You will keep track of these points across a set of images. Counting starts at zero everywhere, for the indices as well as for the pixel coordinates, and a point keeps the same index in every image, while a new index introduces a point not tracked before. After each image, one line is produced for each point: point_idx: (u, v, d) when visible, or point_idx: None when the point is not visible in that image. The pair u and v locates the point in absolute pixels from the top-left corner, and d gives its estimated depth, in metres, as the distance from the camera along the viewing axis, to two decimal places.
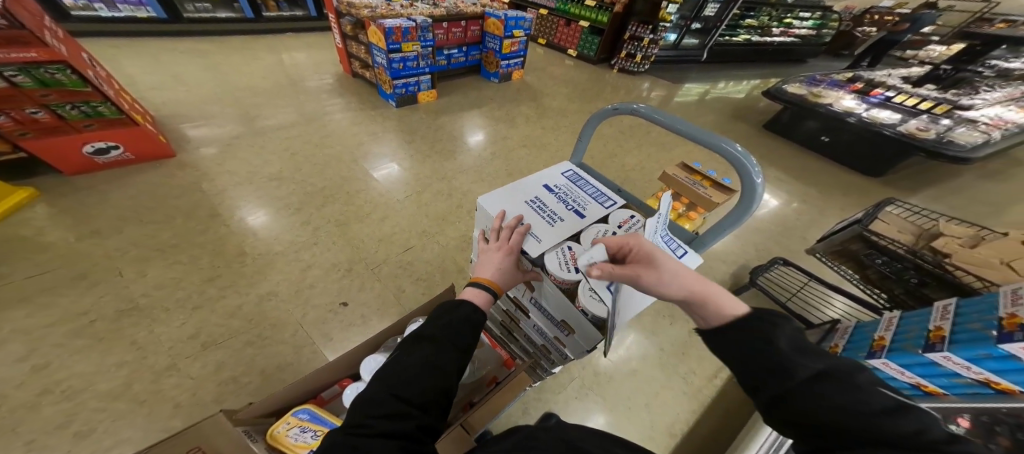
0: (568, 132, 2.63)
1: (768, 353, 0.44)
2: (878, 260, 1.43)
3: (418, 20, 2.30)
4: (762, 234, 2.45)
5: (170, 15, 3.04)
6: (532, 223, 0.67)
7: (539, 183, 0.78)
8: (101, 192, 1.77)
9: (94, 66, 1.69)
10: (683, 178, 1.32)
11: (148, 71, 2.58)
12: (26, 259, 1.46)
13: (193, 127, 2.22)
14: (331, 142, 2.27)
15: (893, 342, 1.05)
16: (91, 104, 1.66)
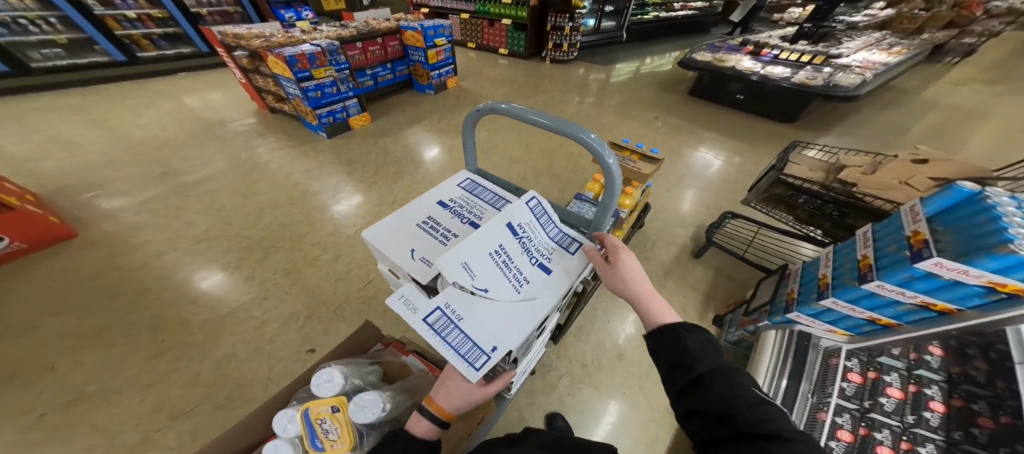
0: (512, 130, 2.64)
1: (679, 350, 0.56)
2: (801, 199, 1.63)
3: (323, 44, 2.16)
4: (710, 193, 2.60)
5: (13, 68, 2.55)
6: (421, 249, 0.57)
7: (432, 199, 0.67)
8: (5, 287, 1.55)
9: None
10: (616, 157, 1.47)
11: (32, 139, 2.26)
12: None
13: (102, 196, 1.99)
14: (264, 187, 2.11)
15: (835, 279, 1.18)
16: None
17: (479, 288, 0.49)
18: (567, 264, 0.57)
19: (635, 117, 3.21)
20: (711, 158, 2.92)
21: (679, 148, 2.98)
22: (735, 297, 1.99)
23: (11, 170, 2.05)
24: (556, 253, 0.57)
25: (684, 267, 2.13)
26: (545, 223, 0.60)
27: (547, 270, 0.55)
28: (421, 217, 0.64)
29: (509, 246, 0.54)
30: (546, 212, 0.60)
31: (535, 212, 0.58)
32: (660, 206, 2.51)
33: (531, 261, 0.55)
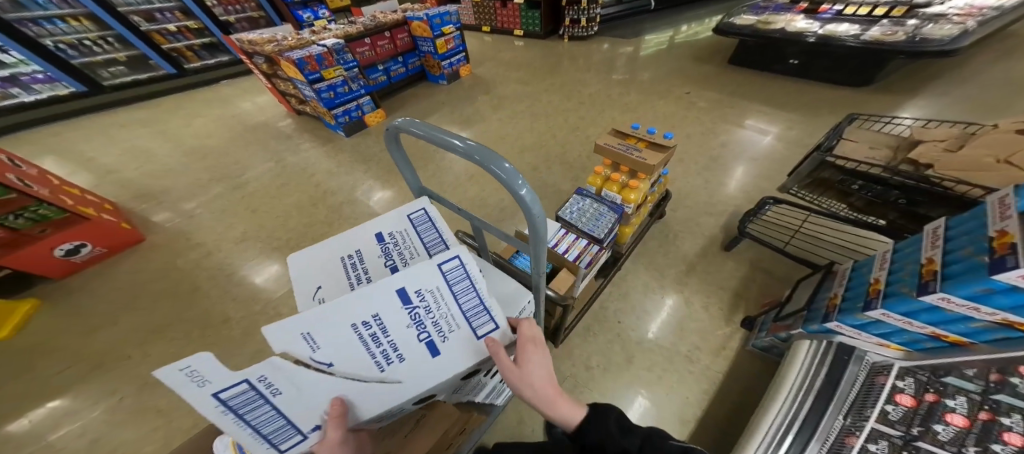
0: (525, 118, 2.55)
1: (607, 434, 0.66)
2: (856, 186, 1.39)
3: (329, 43, 2.15)
4: (750, 176, 2.32)
5: (90, 87, 2.88)
6: (329, 288, 0.60)
7: (370, 229, 0.66)
8: (96, 285, 1.85)
9: (17, 167, 1.67)
10: (617, 147, 1.42)
11: (107, 151, 2.58)
12: (43, 363, 1.55)
13: (164, 203, 2.26)
14: (291, 189, 2.27)
15: (889, 286, 0.98)
16: (30, 209, 1.67)
17: (322, 362, 0.42)
18: (466, 344, 0.49)
19: (663, 95, 2.92)
20: (752, 135, 2.59)
21: (713, 126, 2.68)
22: (770, 295, 1.80)
23: (94, 182, 2.35)
24: (459, 330, 0.49)
25: (711, 262, 1.96)
26: (462, 292, 0.50)
27: (435, 351, 0.47)
28: (349, 249, 0.64)
29: (391, 313, 0.45)
30: (469, 278, 0.50)
31: (449, 277, 0.49)
32: (688, 193, 2.29)
33: (419, 337, 0.47)
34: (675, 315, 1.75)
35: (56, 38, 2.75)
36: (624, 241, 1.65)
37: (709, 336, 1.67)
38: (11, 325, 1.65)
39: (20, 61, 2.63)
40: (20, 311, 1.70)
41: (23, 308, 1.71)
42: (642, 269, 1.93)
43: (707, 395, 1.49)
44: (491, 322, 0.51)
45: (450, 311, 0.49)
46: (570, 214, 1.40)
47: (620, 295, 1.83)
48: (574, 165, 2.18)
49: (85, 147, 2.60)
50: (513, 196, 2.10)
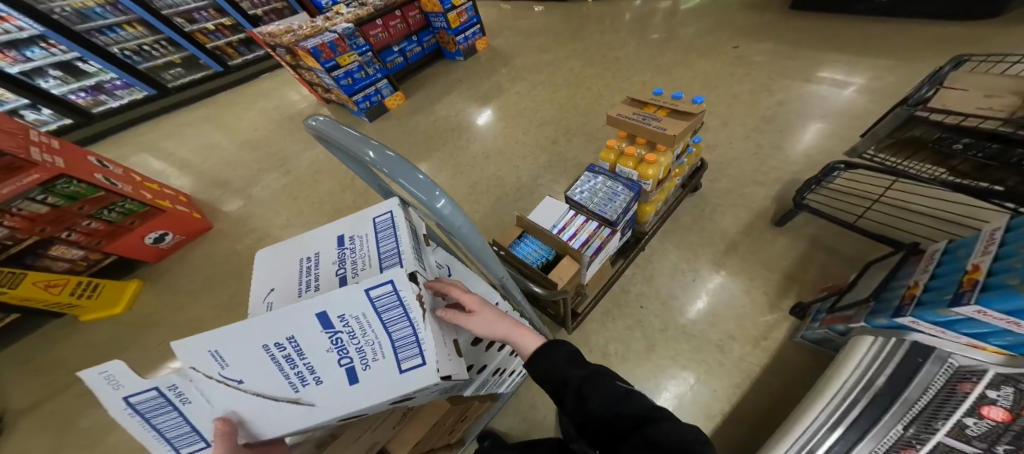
0: (545, 92, 2.45)
1: (557, 369, 0.63)
2: (962, 146, 1.09)
3: (340, 29, 2.18)
4: (810, 140, 1.98)
5: (158, 90, 3.07)
6: (282, 292, 0.57)
7: (334, 232, 0.62)
8: (178, 268, 2.15)
9: (108, 166, 1.90)
10: (632, 117, 1.26)
11: (173, 141, 2.86)
12: (149, 334, 1.87)
13: (219, 193, 2.50)
14: (323, 175, 2.49)
15: (993, 278, 0.75)
16: (119, 205, 1.93)
17: (232, 378, 0.43)
18: (386, 375, 0.49)
19: (705, 53, 2.58)
20: (813, 91, 2.21)
21: (768, 83, 2.31)
22: (830, 276, 1.54)
23: (177, 176, 2.61)
24: (382, 359, 0.48)
25: (756, 239, 1.71)
26: (393, 322, 0.46)
27: (353, 378, 0.48)
28: (310, 252, 0.61)
29: (308, 338, 0.44)
30: (402, 306, 0.45)
31: (377, 302, 0.44)
32: (731, 161, 2.00)
33: (339, 362, 0.47)
34: (708, 299, 1.57)
35: (121, 45, 2.96)
36: (644, 221, 1.52)
37: (748, 323, 1.48)
38: (125, 301, 1.98)
39: (97, 69, 2.88)
40: (130, 289, 2.03)
41: (132, 286, 2.04)
42: (671, 248, 1.75)
43: (742, 387, 1.34)
44: (419, 356, 0.49)
45: (378, 338, 0.46)
46: (580, 195, 1.26)
47: (644, 277, 1.68)
48: (596, 136, 2.09)
49: (161, 144, 2.86)
50: (530, 172, 2.01)
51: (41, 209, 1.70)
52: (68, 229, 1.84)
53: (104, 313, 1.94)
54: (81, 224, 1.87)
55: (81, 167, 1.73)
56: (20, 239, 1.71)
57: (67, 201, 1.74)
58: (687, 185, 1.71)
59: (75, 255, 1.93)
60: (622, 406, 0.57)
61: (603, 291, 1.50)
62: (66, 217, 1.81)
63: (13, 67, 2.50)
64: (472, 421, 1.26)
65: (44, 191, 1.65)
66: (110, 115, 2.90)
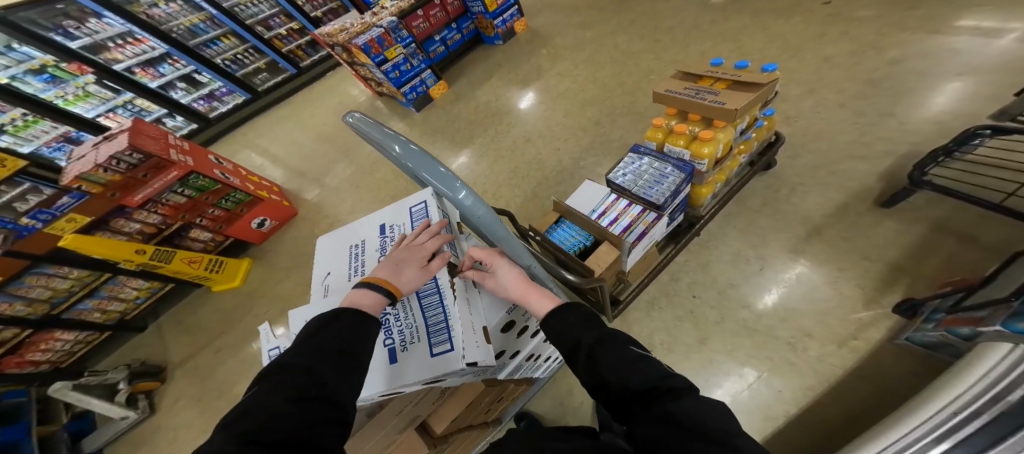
0: (590, 69, 2.30)
1: (566, 328, 0.54)
2: None
3: (385, 23, 2.29)
4: (931, 104, 1.59)
5: (251, 93, 3.55)
6: (337, 275, 0.63)
7: (378, 220, 0.68)
8: (272, 249, 2.54)
9: (221, 163, 2.27)
10: (684, 92, 1.12)
11: (265, 140, 3.32)
12: (256, 303, 2.27)
13: (298, 184, 2.85)
14: (379, 165, 2.71)
15: None
16: (232, 196, 2.31)
17: None
18: (421, 360, 0.53)
19: (789, 9, 2.18)
20: (943, 42, 1.76)
21: (877, 38, 1.89)
22: (954, 270, 1.25)
23: (271, 169, 3.03)
24: (418, 342, 0.54)
25: (849, 225, 1.44)
26: (430, 307, 0.57)
27: (393, 358, 0.55)
28: (358, 240, 0.67)
29: None
30: (439, 293, 0.58)
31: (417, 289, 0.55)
32: (821, 132, 1.69)
33: (385, 343, 0.57)
34: (780, 292, 1.38)
35: (222, 56, 3.44)
36: (700, 204, 1.37)
37: (830, 320, 1.28)
38: (241, 276, 2.41)
39: (208, 79, 3.40)
40: (243, 266, 2.45)
41: (244, 264, 2.45)
42: (733, 234, 1.56)
43: (816, 391, 1.17)
44: (448, 342, 0.52)
45: (419, 322, 0.56)
46: (621, 178, 1.17)
47: (698, 265, 1.53)
48: (645, 113, 1.93)
49: (256, 144, 3.32)
50: (572, 155, 1.93)
51: (180, 200, 2.13)
52: (199, 216, 2.26)
53: (227, 285, 2.39)
54: (207, 212, 2.28)
55: (204, 164, 2.11)
56: (168, 224, 2.18)
57: (197, 192, 2.14)
58: (757, 162, 1.49)
59: (206, 237, 2.37)
60: (630, 369, 0.45)
61: (649, 280, 1.41)
62: (197, 206, 2.21)
63: (153, 82, 3.10)
64: (509, 403, 1.31)
65: (181, 185, 2.05)
66: (221, 119, 3.46)
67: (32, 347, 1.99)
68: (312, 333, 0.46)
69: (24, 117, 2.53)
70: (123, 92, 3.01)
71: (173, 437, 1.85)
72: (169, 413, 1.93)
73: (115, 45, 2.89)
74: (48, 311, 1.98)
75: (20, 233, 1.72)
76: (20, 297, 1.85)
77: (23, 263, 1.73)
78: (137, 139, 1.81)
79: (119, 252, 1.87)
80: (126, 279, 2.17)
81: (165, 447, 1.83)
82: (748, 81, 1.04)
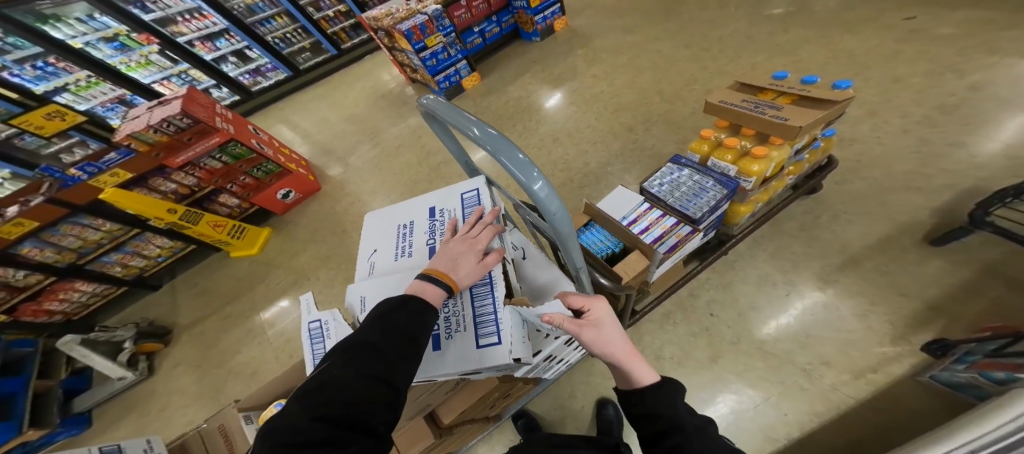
0: (628, 72, 2.29)
1: (658, 404, 0.48)
2: None
3: (429, 10, 2.32)
4: (1003, 141, 1.53)
5: (292, 70, 3.61)
6: (384, 252, 0.65)
7: (427, 203, 0.70)
8: (294, 221, 2.60)
9: (259, 133, 2.34)
10: (740, 104, 1.09)
11: (300, 116, 3.39)
12: (275, 271, 2.34)
13: (328, 162, 2.89)
14: (404, 149, 2.73)
15: None
16: (265, 166, 2.38)
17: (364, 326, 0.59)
18: (466, 351, 0.53)
19: (854, 31, 2.11)
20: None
21: (957, 62, 1.82)
22: (997, 315, 1.21)
23: (301, 145, 3.10)
24: (464, 332, 0.55)
25: (889, 259, 1.41)
26: (480, 297, 0.58)
27: (438, 345, 0.57)
28: (406, 220, 0.69)
29: None
30: (490, 284, 0.58)
31: None
32: (878, 159, 1.64)
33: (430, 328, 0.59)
34: (805, 319, 1.36)
35: (273, 34, 3.54)
36: (735, 222, 1.34)
37: (852, 351, 1.26)
38: (259, 245, 2.47)
39: (257, 55, 3.52)
40: (262, 236, 2.51)
41: (264, 234, 2.52)
42: (763, 256, 1.54)
43: (823, 418, 1.16)
44: (494, 335, 0.52)
45: (466, 314, 0.57)
46: (658, 188, 1.17)
47: (722, 283, 1.52)
48: (683, 124, 1.91)
49: (286, 119, 3.39)
50: (600, 159, 1.93)
51: (216, 165, 2.20)
52: (232, 181, 2.33)
53: (246, 252, 2.46)
54: (239, 179, 2.35)
55: (244, 132, 2.17)
56: (202, 188, 2.25)
57: (232, 160, 2.21)
58: (801, 186, 1.47)
59: (233, 203, 2.45)
60: None
61: (669, 292, 1.41)
62: (231, 173, 2.28)
63: (209, 55, 3.25)
64: (512, 400, 1.33)
65: (220, 151, 2.13)
66: (263, 93, 3.54)
67: (50, 296, 2.14)
68: (383, 310, 0.48)
69: (88, 79, 2.65)
70: (179, 62, 3.14)
71: (177, 396, 1.91)
72: (172, 375, 2.00)
73: (183, 19, 3.04)
74: (75, 260, 2.10)
75: (64, 183, 1.84)
76: (51, 244, 1.97)
77: (59, 212, 1.82)
78: (188, 105, 1.89)
79: (152, 210, 1.97)
80: (152, 237, 2.28)
81: (158, 410, 1.87)
82: (817, 97, 1.00)
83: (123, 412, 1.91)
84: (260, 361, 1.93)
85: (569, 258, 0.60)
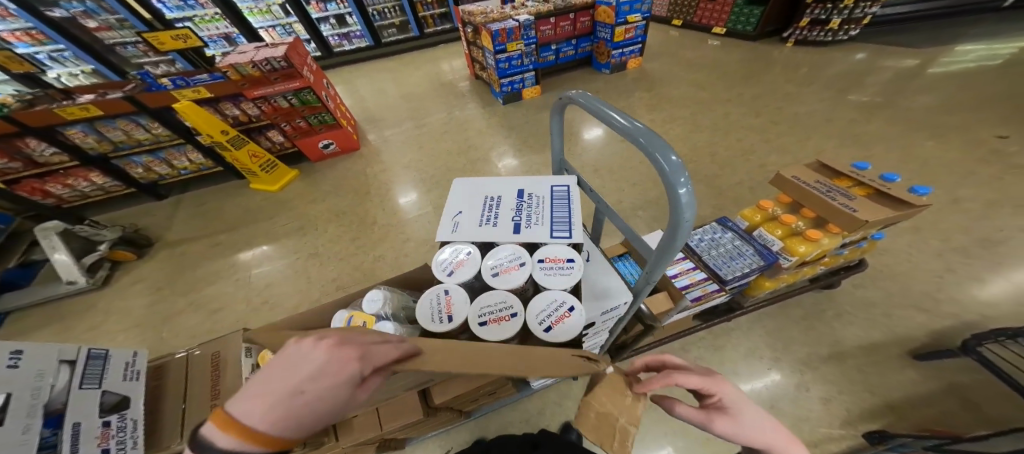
0: (686, 126, 2.36)
1: None
2: None
3: (520, 19, 2.42)
4: None
5: (374, 42, 3.87)
6: (466, 213, 0.57)
7: (515, 186, 0.61)
8: (323, 172, 2.62)
9: (329, 89, 2.51)
10: (806, 183, 1.10)
11: (361, 82, 3.52)
12: (282, 212, 2.33)
13: (375, 128, 2.95)
14: (448, 135, 2.72)
15: None
16: (322, 115, 2.48)
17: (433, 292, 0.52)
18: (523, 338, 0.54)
19: (914, 146, 2.13)
20: None
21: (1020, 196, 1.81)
22: (955, 430, 1.19)
23: (354, 106, 3.21)
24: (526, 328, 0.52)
25: (876, 363, 1.36)
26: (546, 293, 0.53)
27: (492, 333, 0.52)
28: (492, 194, 0.60)
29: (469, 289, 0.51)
30: (567, 272, 0.51)
31: (551, 267, 0.51)
32: (902, 273, 1.61)
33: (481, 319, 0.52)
34: (773, 392, 1.33)
35: (373, 6, 3.84)
36: (753, 294, 1.34)
37: (802, 427, 1.25)
38: (281, 184, 2.51)
39: (353, 23, 3.85)
40: (287, 177, 2.56)
41: (289, 175, 2.56)
42: (760, 334, 1.48)
43: None
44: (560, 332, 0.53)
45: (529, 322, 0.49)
46: (697, 241, 1.20)
47: (714, 346, 1.47)
48: (724, 190, 1.94)
49: (350, 81, 3.56)
50: (632, 202, 1.95)
51: (284, 105, 2.33)
52: (288, 122, 2.42)
53: (266, 187, 2.50)
54: (295, 121, 2.44)
55: (319, 84, 2.36)
56: (261, 120, 2.40)
57: (300, 104, 2.35)
58: (821, 278, 1.45)
59: (277, 140, 2.55)
60: None
61: (671, 340, 1.39)
62: (292, 114, 2.39)
63: (317, 14, 3.67)
64: (490, 401, 1.31)
65: (294, 94, 2.28)
66: (340, 55, 3.81)
67: (59, 180, 2.21)
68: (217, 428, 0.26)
69: (213, 16, 3.27)
70: (290, 17, 3.62)
71: (127, 311, 1.87)
72: (125, 292, 1.96)
73: None
74: (108, 153, 2.20)
75: (149, 88, 2.04)
76: (98, 132, 2.10)
77: (127, 108, 1.98)
78: (289, 52, 2.15)
79: (209, 127, 2.08)
80: (189, 151, 2.39)
81: (89, 328, 1.80)
82: (896, 196, 0.98)
83: (78, 305, 1.91)
84: (230, 295, 1.88)
85: (649, 271, 0.61)
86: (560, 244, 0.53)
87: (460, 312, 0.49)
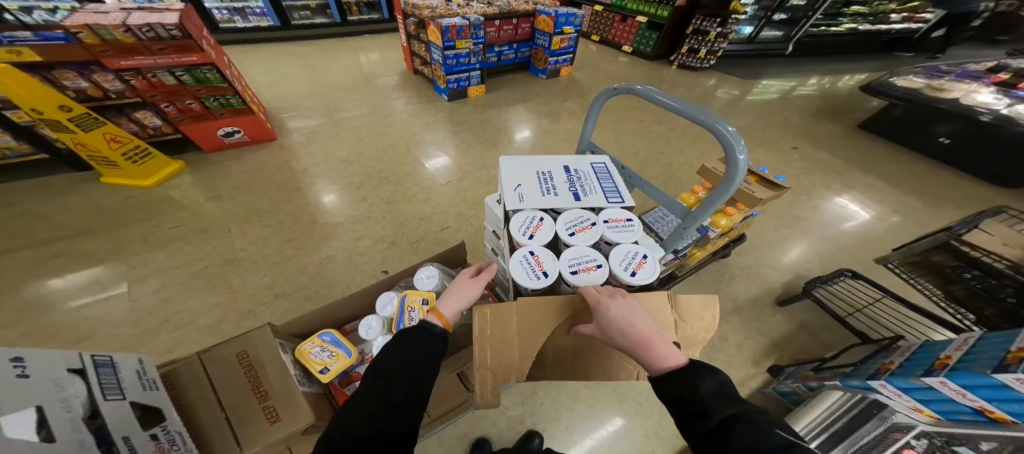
0: (611, 129, 2.75)
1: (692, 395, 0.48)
2: (966, 274, 1.19)
3: (470, 18, 2.50)
4: (842, 245, 2.16)
5: (281, 23, 3.45)
6: (529, 187, 0.72)
7: (560, 163, 0.80)
8: (228, 166, 2.19)
9: (231, 68, 2.12)
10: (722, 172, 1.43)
11: (271, 66, 3.07)
12: (170, 214, 1.88)
13: (290, 117, 2.59)
14: (384, 127, 2.57)
15: (959, 362, 0.82)
16: (226, 97, 2.09)
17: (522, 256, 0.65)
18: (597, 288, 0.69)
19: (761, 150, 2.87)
20: (857, 209, 2.42)
21: (825, 184, 2.59)
22: (809, 352, 1.65)
23: (265, 92, 2.78)
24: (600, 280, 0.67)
25: (759, 310, 1.81)
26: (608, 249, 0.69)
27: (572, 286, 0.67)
28: (543, 170, 0.78)
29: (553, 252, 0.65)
30: (627, 229, 0.68)
31: (614, 225, 0.68)
32: (767, 241, 2.16)
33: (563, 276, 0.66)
34: None
35: None
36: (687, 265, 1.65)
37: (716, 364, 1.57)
38: (157, 178, 2.03)
39: None
40: (168, 169, 2.08)
41: (171, 167, 2.08)
42: None
43: None
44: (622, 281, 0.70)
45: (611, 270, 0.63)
46: (650, 218, 1.27)
47: None
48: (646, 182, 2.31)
49: (257, 64, 3.08)
50: None
51: (168, 81, 1.91)
52: (171, 101, 1.99)
53: (133, 182, 1.99)
54: (183, 102, 2.02)
55: (223, 60, 1.99)
56: (124, 96, 1.90)
57: (194, 83, 1.94)
58: (720, 250, 1.85)
59: (152, 123, 2.07)
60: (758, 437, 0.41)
61: None
62: (180, 93, 1.97)
63: None
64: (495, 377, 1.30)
65: (185, 70, 1.88)
66: (233, 32, 3.26)
67: None
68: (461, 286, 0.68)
69: None
70: None
71: None
72: None
73: None
74: None
75: None
76: None
77: None
78: (184, 19, 1.77)
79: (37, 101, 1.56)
80: None
81: None
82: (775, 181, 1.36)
83: None
84: (98, 319, 1.44)
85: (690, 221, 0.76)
86: (616, 207, 0.72)
87: (549, 268, 0.63)
